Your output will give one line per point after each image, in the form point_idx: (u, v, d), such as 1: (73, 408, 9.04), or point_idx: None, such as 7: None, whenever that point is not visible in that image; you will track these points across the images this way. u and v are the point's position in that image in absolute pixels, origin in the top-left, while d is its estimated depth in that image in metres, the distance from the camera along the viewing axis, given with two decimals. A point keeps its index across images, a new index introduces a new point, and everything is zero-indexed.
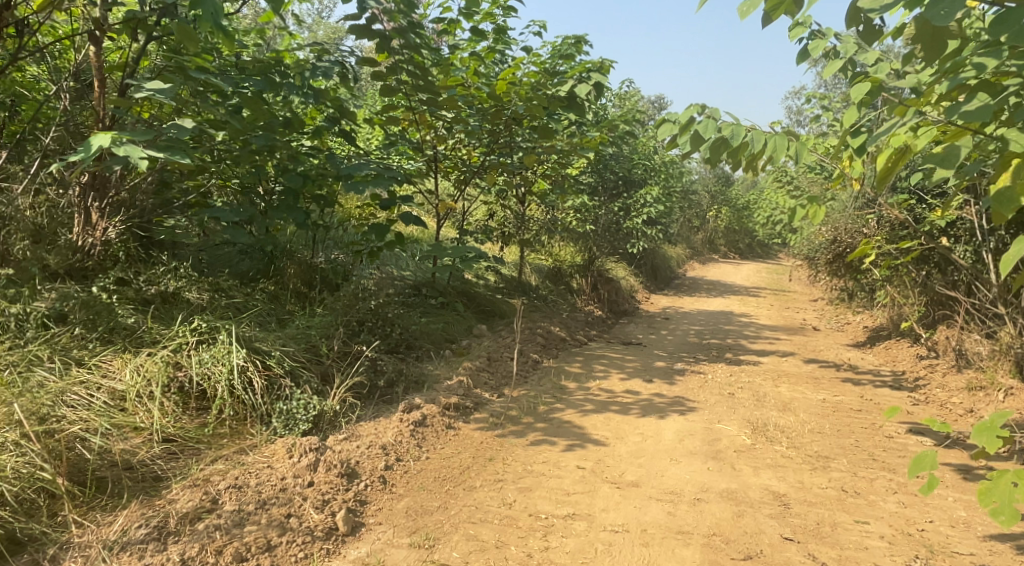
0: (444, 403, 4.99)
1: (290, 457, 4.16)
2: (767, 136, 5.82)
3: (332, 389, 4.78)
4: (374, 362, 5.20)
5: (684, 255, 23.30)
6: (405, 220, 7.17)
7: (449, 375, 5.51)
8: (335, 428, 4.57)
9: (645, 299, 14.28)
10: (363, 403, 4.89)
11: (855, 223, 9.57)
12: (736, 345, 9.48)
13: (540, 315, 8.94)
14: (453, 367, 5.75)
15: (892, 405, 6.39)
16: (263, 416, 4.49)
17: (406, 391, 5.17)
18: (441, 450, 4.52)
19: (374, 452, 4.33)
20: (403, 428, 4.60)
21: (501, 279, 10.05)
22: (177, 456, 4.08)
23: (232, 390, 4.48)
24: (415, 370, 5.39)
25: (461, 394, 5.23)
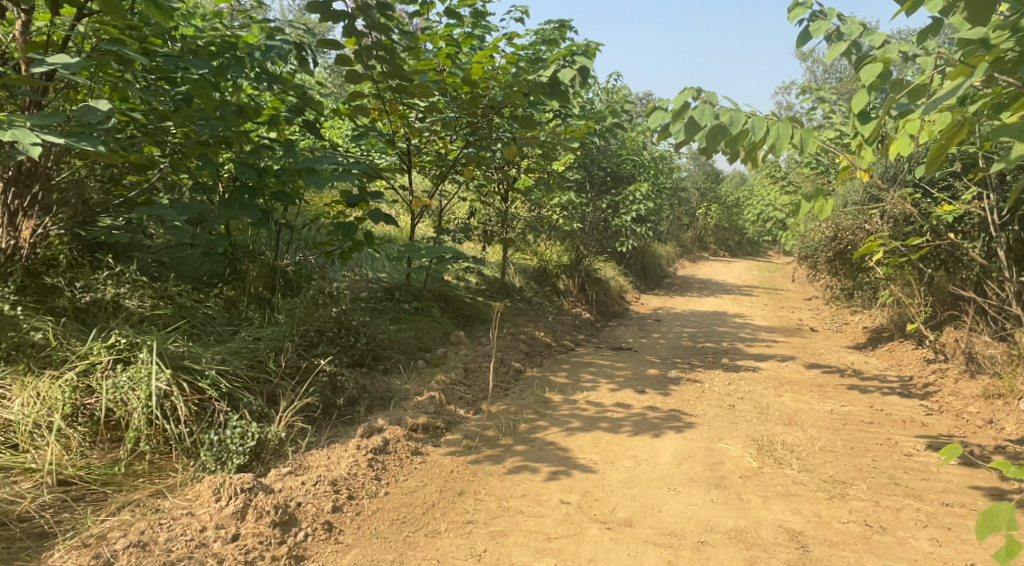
0: (412, 425, 4.45)
1: (217, 500, 3.59)
2: (768, 124, 5.33)
3: (278, 413, 4.25)
4: (334, 378, 4.64)
5: (673, 253, 22.86)
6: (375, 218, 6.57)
7: (420, 390, 4.97)
8: (280, 458, 4.05)
9: (634, 299, 13.77)
10: (316, 427, 4.36)
11: (854, 219, 9.11)
12: (731, 349, 8.98)
13: (525, 318, 8.40)
14: (425, 381, 5.22)
15: (904, 416, 5.90)
16: (190, 449, 3.94)
17: (369, 410, 4.64)
18: (403, 482, 4.00)
19: (321, 491, 3.78)
20: (360, 458, 4.06)
21: (484, 281, 9.50)
22: (72, 506, 3.57)
23: (152, 419, 3.95)
24: (380, 386, 4.86)
25: (432, 412, 4.68)
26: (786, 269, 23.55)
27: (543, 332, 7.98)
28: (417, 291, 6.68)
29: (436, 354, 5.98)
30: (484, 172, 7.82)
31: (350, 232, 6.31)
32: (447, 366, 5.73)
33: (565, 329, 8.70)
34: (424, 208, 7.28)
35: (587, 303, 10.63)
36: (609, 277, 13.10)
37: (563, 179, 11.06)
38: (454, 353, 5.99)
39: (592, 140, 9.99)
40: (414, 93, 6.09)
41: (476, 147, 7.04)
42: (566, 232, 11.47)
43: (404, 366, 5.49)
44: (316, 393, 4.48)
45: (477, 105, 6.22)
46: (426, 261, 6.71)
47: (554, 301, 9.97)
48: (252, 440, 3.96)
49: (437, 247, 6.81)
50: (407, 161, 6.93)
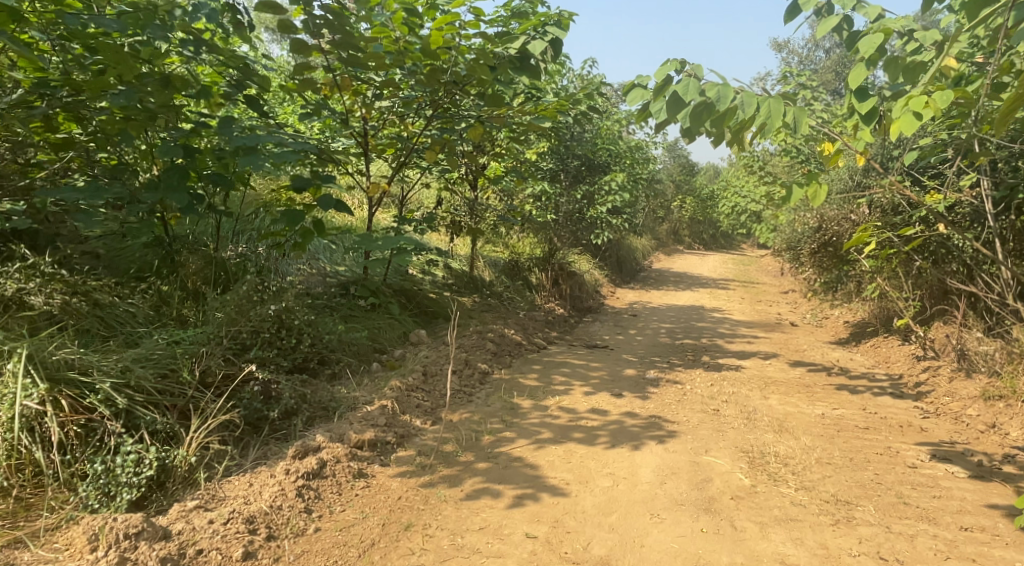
0: (357, 441, 3.91)
1: (93, 550, 3.09)
2: (759, 101, 4.85)
3: (189, 434, 3.69)
4: (267, 387, 4.09)
5: (649, 247, 22.43)
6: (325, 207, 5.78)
7: (369, 399, 4.41)
8: (187, 488, 3.53)
9: (609, 294, 13.28)
10: (239, 450, 3.83)
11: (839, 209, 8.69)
12: (712, 346, 8.52)
13: (493, 315, 7.85)
14: (376, 388, 4.67)
15: (900, 420, 5.47)
16: (70, 482, 3.41)
17: (309, 423, 4.10)
18: (339, 515, 3.47)
19: (234, 532, 3.25)
20: (287, 488, 3.53)
21: (450, 274, 8.93)
22: None
23: (21, 447, 3.39)
24: (323, 395, 4.31)
25: (382, 424, 4.13)
26: (761, 262, 23.28)
27: (513, 329, 7.43)
28: (373, 285, 6.08)
29: (392, 357, 5.42)
30: (449, 157, 7.23)
31: (296, 220, 5.69)
32: (404, 369, 5.18)
33: (536, 325, 8.17)
34: (383, 195, 6.67)
35: (560, 298, 10.09)
36: (584, 271, 12.59)
37: (535, 167, 10.51)
38: (412, 355, 5.44)
39: (565, 126, 9.47)
40: (367, 65, 5.48)
41: (440, 128, 6.43)
42: (538, 224, 10.93)
43: (355, 370, 4.94)
44: (243, 408, 3.92)
45: (438, 79, 5.62)
46: (383, 252, 6.11)
47: (525, 296, 9.42)
48: (151, 471, 3.43)
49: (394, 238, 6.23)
50: (364, 143, 6.32)
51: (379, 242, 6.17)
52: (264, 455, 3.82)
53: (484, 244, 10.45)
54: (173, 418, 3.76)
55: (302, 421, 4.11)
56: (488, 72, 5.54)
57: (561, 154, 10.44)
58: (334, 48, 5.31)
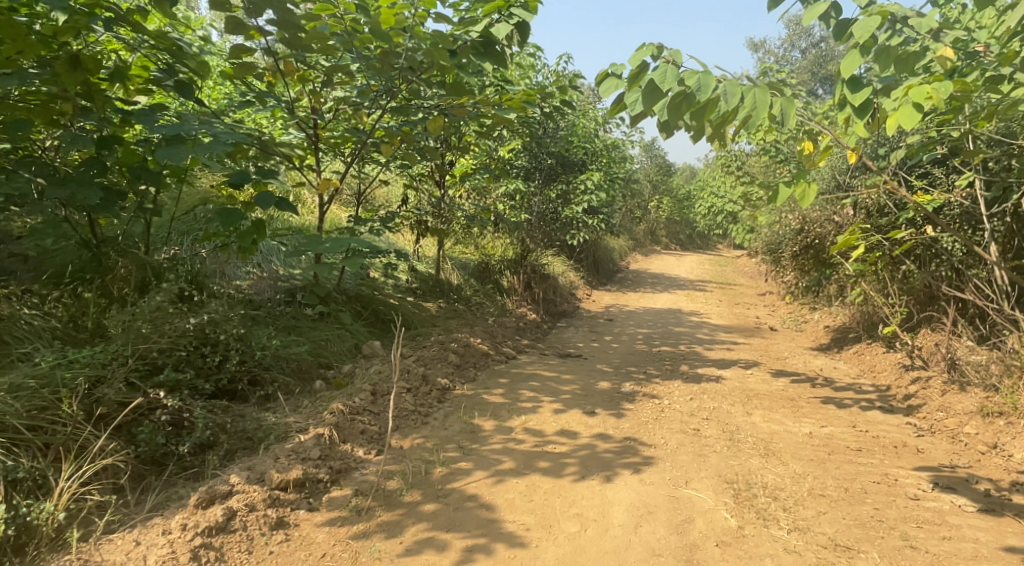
0: (281, 481, 3.46)
1: None
2: (743, 90, 4.38)
3: (63, 481, 3.27)
4: (177, 416, 3.68)
5: (625, 246, 21.99)
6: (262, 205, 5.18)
7: (303, 425, 3.92)
8: (56, 549, 3.13)
9: (584, 296, 12.79)
10: (134, 497, 3.43)
11: (823, 209, 8.26)
12: (690, 353, 8.06)
13: (458, 321, 7.32)
14: (314, 412, 4.16)
15: (894, 439, 5.05)
16: None
17: (224, 460, 3.67)
18: None
19: None
20: (183, 545, 3.11)
21: (413, 276, 8.37)
22: None
23: None
24: (244, 424, 3.84)
25: (314, 457, 3.65)
26: (738, 263, 23.00)
27: (478, 336, 6.90)
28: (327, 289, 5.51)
29: (339, 373, 4.88)
30: (410, 152, 6.68)
31: (232, 219, 5.11)
32: (351, 387, 4.65)
33: (505, 332, 7.66)
34: (336, 193, 6.11)
35: (532, 301, 9.57)
36: (557, 272, 12.09)
37: (506, 163, 9.99)
38: (360, 370, 4.91)
39: (536, 121, 8.96)
40: (310, 47, 4.97)
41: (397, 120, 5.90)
42: (509, 223, 10.40)
43: (292, 390, 4.46)
44: (144, 445, 3.53)
45: (390, 64, 5.10)
46: (330, 255, 5.53)
47: (495, 299, 8.89)
48: (7, 528, 3.03)
49: (344, 239, 5.67)
50: (315, 136, 5.80)
51: (325, 243, 5.58)
52: (166, 502, 3.41)
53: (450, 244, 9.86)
54: (52, 461, 3.35)
55: (221, 455, 3.67)
56: (446, 57, 5.03)
57: (533, 150, 9.92)
58: (272, 27, 4.78)
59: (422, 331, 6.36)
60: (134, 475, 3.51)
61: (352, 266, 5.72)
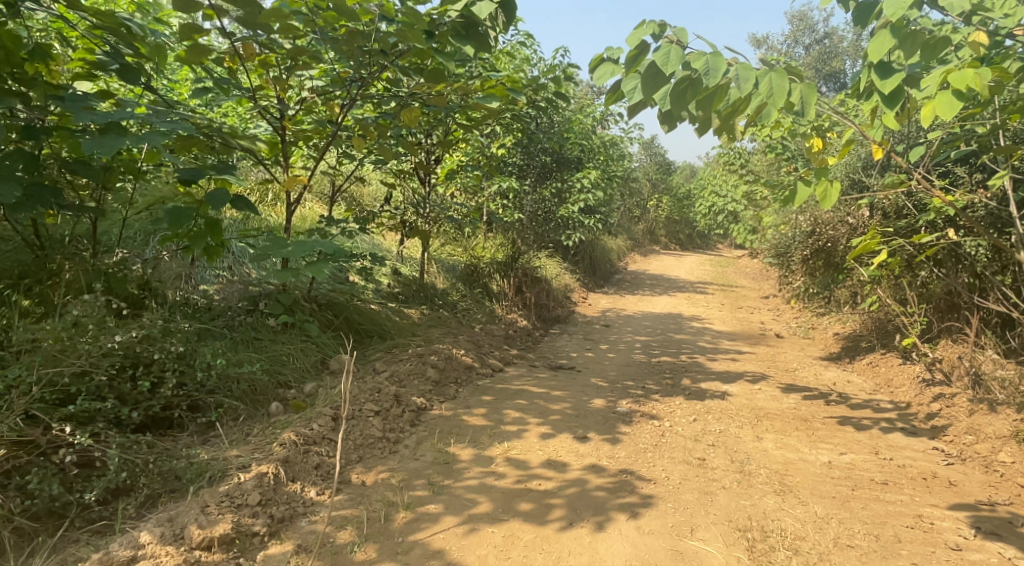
0: (203, 540, 3.02)
1: None
2: (757, 74, 3.86)
3: None
4: (82, 455, 3.31)
5: (623, 247, 21.49)
6: (212, 201, 4.57)
7: (241, 465, 3.44)
8: None
9: (580, 299, 12.25)
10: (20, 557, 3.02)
11: (834, 209, 7.70)
12: (691, 364, 7.53)
13: (443, 330, 6.79)
14: (263, 443, 3.67)
15: (922, 468, 4.53)
16: None
17: (135, 510, 3.25)
18: None
19: None
20: None
21: (396, 280, 7.82)
22: None
23: None
24: (167, 464, 3.40)
25: (245, 507, 3.19)
26: (740, 264, 22.48)
27: (463, 347, 6.37)
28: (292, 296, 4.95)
29: (299, 394, 4.35)
30: (389, 145, 6.14)
31: (181, 220, 4.55)
32: (311, 409, 4.13)
33: (493, 341, 7.12)
34: (305, 189, 5.56)
35: (524, 306, 9.03)
36: (552, 275, 11.54)
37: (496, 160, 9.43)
38: (323, 390, 4.38)
39: (528, 115, 8.41)
40: (269, 26, 4.43)
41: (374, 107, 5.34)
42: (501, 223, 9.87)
43: (241, 415, 3.98)
44: (36, 497, 3.10)
45: (359, 45, 4.57)
46: (292, 260, 4.95)
47: (483, 305, 8.35)
48: None
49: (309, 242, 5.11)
50: (281, 129, 5.28)
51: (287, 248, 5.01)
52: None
53: (436, 245, 9.29)
54: None
55: (138, 503, 3.26)
56: (422, 39, 4.46)
57: (525, 146, 9.37)
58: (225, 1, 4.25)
59: (401, 342, 5.82)
60: (24, 532, 3.10)
61: (318, 273, 5.15)
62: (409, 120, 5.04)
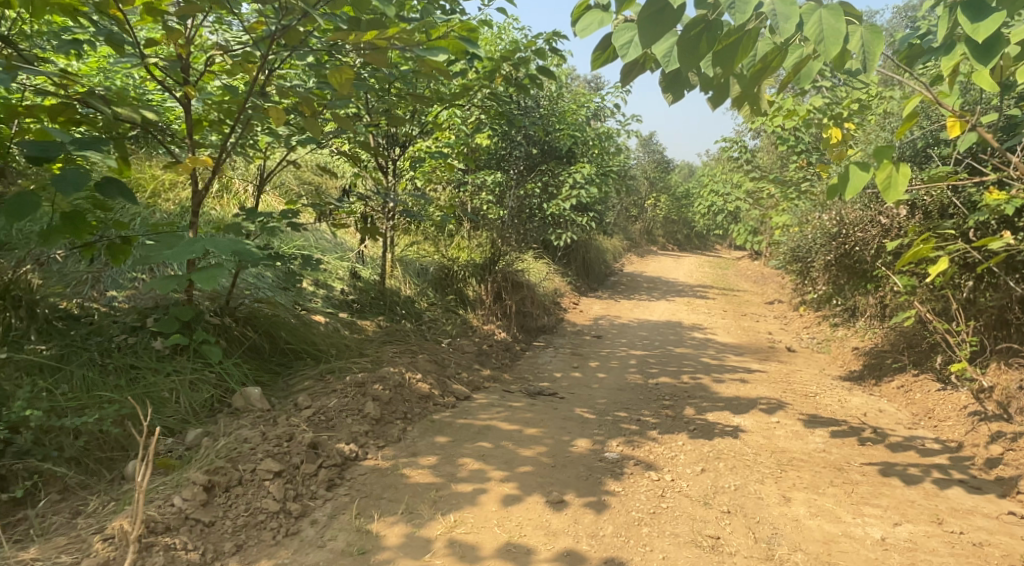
0: None
1: None
2: (802, 12, 2.77)
3: None
4: None
5: (619, 247, 20.38)
6: (61, 183, 3.43)
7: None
8: None
9: (570, 305, 11.10)
10: None
11: (863, 207, 6.56)
12: (695, 388, 6.43)
13: (399, 347, 5.65)
14: (77, 546, 2.96)
15: (1002, 547, 3.47)
16: None
17: None
18: None
19: None
20: None
21: (349, 285, 6.68)
22: None
23: None
24: None
25: None
26: (740, 266, 21.40)
27: (420, 370, 5.24)
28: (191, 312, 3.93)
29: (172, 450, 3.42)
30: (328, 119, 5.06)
31: (25, 212, 3.45)
32: (183, 469, 3.21)
33: (461, 360, 5.99)
34: (214, 171, 4.43)
35: (503, 316, 7.89)
36: (539, 278, 10.41)
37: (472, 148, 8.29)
38: (206, 440, 3.39)
39: (509, 95, 7.28)
40: None
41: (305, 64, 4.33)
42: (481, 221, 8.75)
43: (70, 486, 3.32)
44: None
45: None
46: (176, 263, 3.72)
47: (454, 314, 7.21)
48: None
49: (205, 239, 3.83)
50: (185, 98, 4.32)
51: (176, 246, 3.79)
52: None
53: (401, 245, 8.14)
54: None
55: None
56: None
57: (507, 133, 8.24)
58: None
59: (340, 366, 4.70)
60: None
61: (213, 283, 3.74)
62: (336, 81, 3.89)
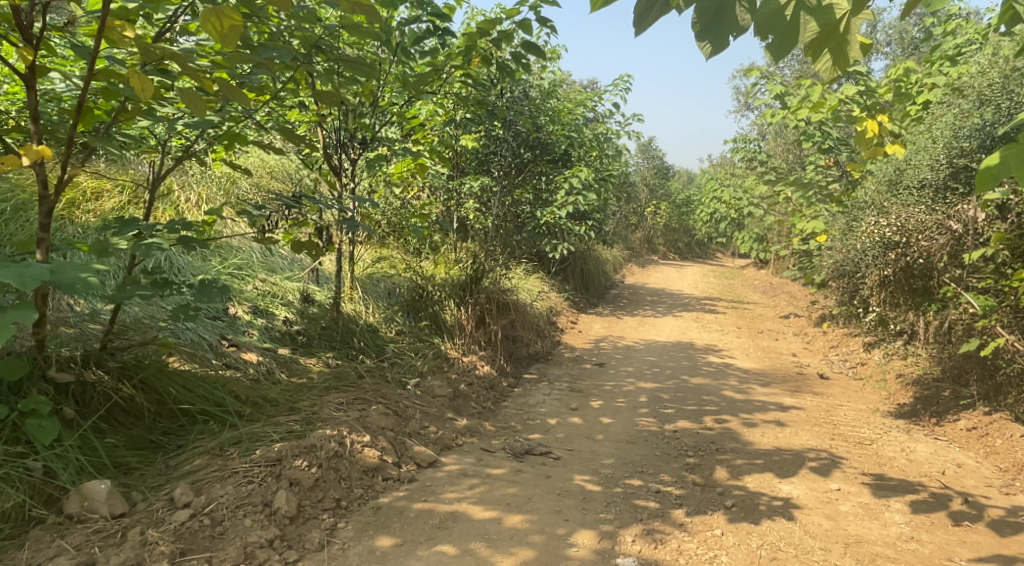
0: None
1: None
2: None
3: None
4: None
5: (620, 257, 19.21)
6: None
7: None
8: None
9: (567, 325, 9.86)
10: None
11: (927, 211, 5.35)
12: (724, 437, 5.21)
13: (346, 395, 4.36)
14: None
15: None
16: None
17: None
18: None
19: None
20: None
21: (295, 313, 5.42)
22: None
23: None
24: None
25: None
26: (748, 276, 20.20)
27: (369, 428, 3.98)
28: (22, 371, 2.88)
29: None
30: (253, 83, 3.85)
31: None
32: None
33: (429, 408, 4.74)
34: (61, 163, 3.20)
35: (487, 344, 6.62)
36: (532, 296, 9.17)
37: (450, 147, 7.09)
38: None
39: (492, 81, 6.09)
40: None
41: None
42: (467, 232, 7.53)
43: None
44: None
45: None
46: None
47: (427, 344, 5.97)
48: None
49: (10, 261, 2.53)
50: (33, 75, 3.10)
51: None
52: None
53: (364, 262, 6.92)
54: None
55: None
56: None
57: (492, 129, 7.03)
58: None
59: (250, 432, 3.45)
60: None
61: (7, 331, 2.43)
62: (210, 31, 2.63)
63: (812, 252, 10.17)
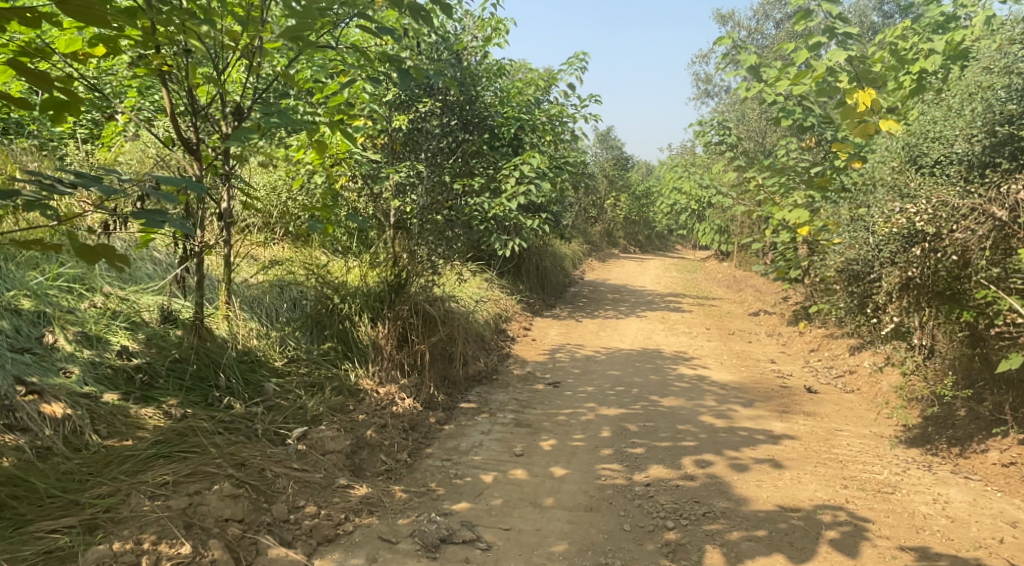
0: None
1: None
2: None
3: None
4: None
5: (578, 252, 17.99)
6: None
7: None
8: None
9: (517, 334, 8.54)
10: None
11: (959, 194, 4.25)
12: (712, 491, 4.00)
13: (175, 479, 3.02)
14: None
15: None
16: None
17: None
18: None
19: None
20: None
21: (139, 341, 3.96)
22: None
23: None
24: None
25: None
26: (710, 268, 19.23)
27: (197, 531, 2.78)
28: None
29: None
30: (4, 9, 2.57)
31: None
32: None
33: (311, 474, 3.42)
34: None
35: (412, 369, 5.31)
36: (473, 301, 7.83)
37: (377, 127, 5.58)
38: None
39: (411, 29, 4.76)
40: None
41: None
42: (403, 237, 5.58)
43: None
44: None
45: None
46: None
47: (329, 374, 4.60)
48: None
49: None
50: None
51: None
52: None
53: (250, 269, 5.42)
54: None
55: None
56: None
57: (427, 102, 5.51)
58: None
59: None
60: None
61: None
62: None
63: (789, 246, 9.08)
